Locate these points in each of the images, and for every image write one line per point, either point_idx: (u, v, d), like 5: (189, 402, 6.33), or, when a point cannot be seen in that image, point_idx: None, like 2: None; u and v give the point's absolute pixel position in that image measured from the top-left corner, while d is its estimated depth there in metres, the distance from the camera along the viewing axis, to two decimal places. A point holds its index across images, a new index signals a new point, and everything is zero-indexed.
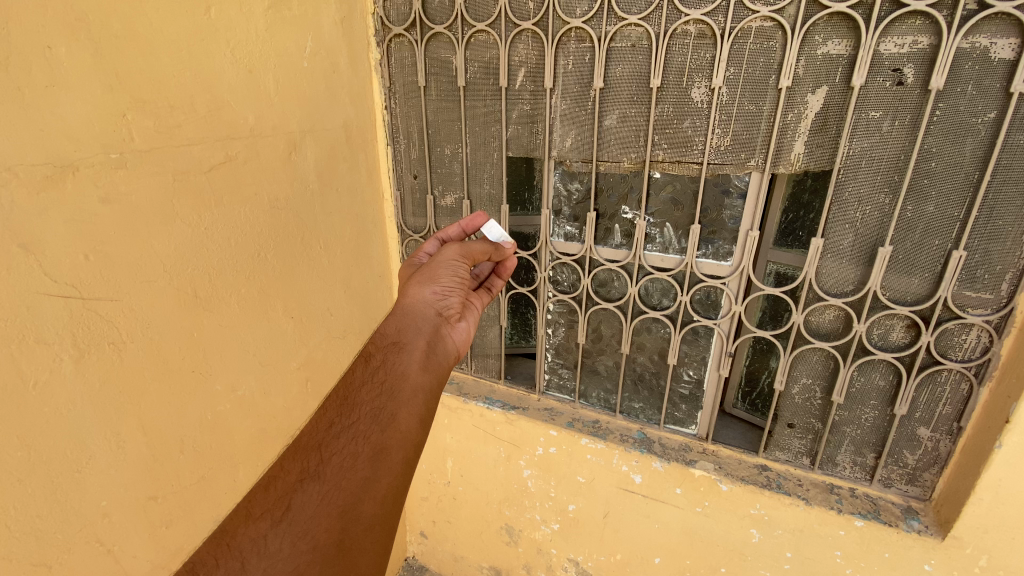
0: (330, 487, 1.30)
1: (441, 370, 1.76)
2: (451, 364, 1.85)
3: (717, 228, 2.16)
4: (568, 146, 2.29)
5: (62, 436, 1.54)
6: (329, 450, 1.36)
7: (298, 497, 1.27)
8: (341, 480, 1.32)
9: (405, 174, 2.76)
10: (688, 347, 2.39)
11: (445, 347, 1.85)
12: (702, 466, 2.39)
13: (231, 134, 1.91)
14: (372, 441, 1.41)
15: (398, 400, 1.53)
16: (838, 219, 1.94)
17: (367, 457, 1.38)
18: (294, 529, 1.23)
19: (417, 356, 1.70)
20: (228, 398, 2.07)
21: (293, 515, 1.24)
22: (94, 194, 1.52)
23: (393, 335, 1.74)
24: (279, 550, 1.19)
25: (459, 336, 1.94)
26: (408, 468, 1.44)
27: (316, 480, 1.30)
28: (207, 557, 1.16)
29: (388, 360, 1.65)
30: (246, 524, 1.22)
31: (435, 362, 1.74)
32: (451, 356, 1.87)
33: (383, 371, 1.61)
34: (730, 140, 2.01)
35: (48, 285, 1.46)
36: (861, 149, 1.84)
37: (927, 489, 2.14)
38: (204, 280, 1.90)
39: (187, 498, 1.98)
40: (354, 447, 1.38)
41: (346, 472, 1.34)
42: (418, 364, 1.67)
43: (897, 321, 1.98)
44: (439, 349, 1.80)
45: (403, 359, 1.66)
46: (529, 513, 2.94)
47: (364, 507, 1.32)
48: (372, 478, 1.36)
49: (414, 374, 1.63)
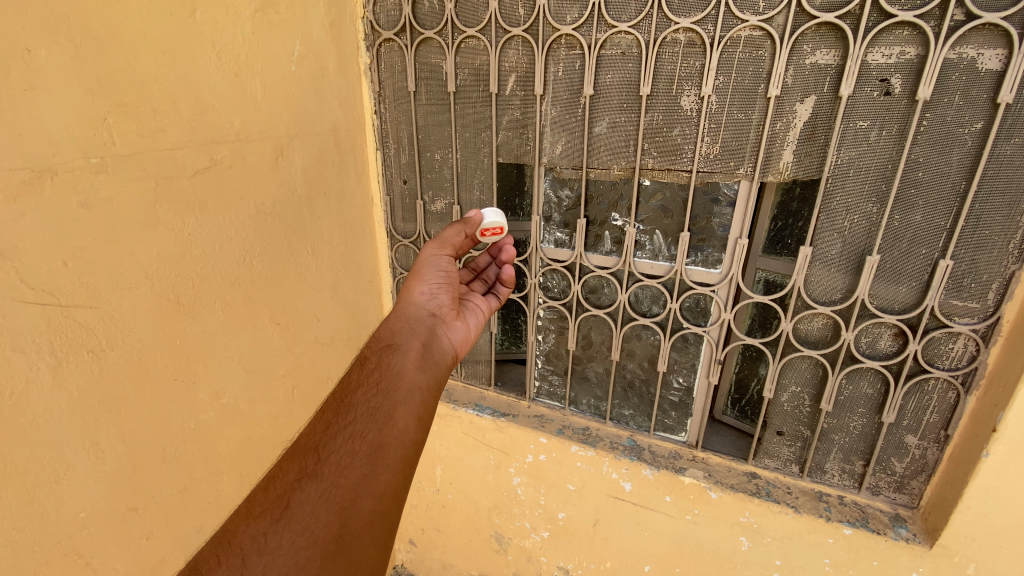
0: (327, 485, 1.26)
1: (439, 369, 1.74)
2: (450, 363, 1.84)
3: (707, 236, 2.16)
4: (559, 153, 2.28)
5: (37, 447, 1.50)
6: (327, 449, 1.34)
7: (297, 495, 1.23)
8: (339, 477, 1.28)
9: (395, 179, 2.74)
10: (677, 354, 2.38)
11: (441, 346, 1.85)
12: (692, 473, 2.38)
13: (216, 138, 1.88)
14: (369, 440, 1.37)
15: (395, 398, 1.50)
16: (826, 227, 1.95)
17: (365, 455, 1.34)
18: (294, 526, 1.19)
19: (412, 356, 1.69)
20: (213, 406, 2.04)
21: (292, 513, 1.21)
22: (73, 199, 1.50)
23: (387, 337, 1.76)
24: (278, 546, 1.15)
25: (455, 336, 1.95)
26: (407, 466, 1.40)
27: (314, 479, 1.27)
28: (209, 554, 1.13)
29: (383, 361, 1.64)
30: (247, 522, 1.20)
31: (431, 361, 1.73)
32: (449, 355, 1.86)
33: (379, 371, 1.59)
34: (719, 148, 2.01)
35: (25, 293, 1.43)
36: (849, 158, 1.84)
37: (915, 496, 2.15)
38: (188, 286, 1.87)
39: (170, 507, 1.94)
40: (352, 445, 1.35)
41: (344, 469, 1.30)
42: (413, 364, 1.66)
43: (884, 330, 1.98)
44: (435, 349, 1.81)
45: (398, 361, 1.65)
46: (518, 520, 2.92)
47: (364, 503, 1.27)
48: (371, 474, 1.31)
49: (410, 373, 1.62)
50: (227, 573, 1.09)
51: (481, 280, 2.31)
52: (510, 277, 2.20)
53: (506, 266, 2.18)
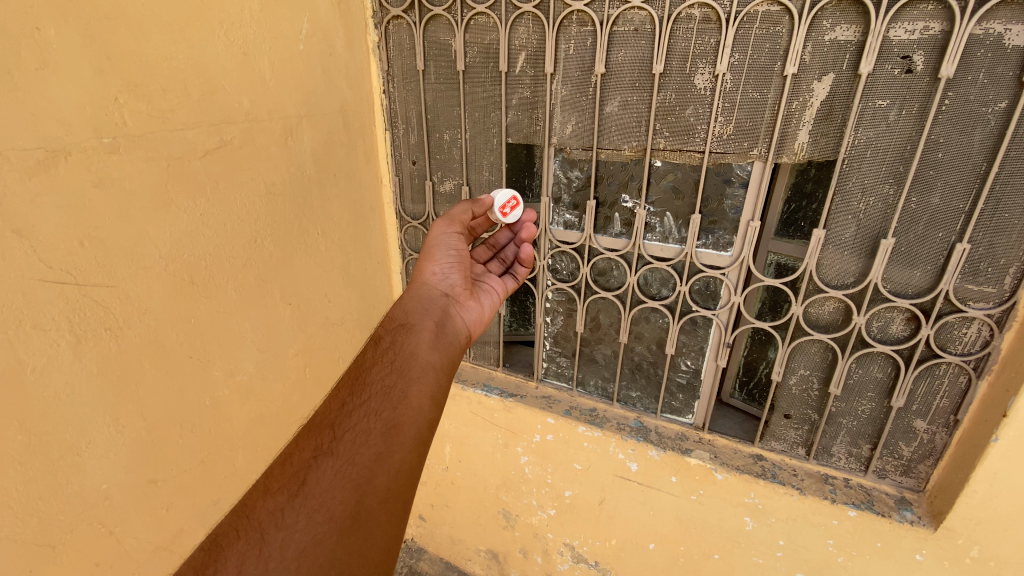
0: (343, 462, 1.29)
1: (452, 348, 1.76)
2: (463, 343, 1.85)
3: (718, 218, 2.13)
4: (569, 133, 2.25)
5: (59, 421, 1.55)
6: (342, 428, 1.37)
7: (313, 472, 1.26)
8: (354, 455, 1.31)
9: (404, 160, 2.73)
10: (686, 337, 2.37)
11: (454, 325, 1.87)
12: (698, 455, 2.40)
13: (226, 118, 1.88)
14: (383, 419, 1.40)
15: (408, 378, 1.53)
16: (841, 209, 1.92)
17: (379, 432, 1.36)
18: (310, 502, 1.22)
19: (425, 336, 1.71)
20: (227, 383, 2.09)
21: (309, 489, 1.24)
22: (87, 179, 1.51)
23: (400, 317, 1.78)
24: (296, 521, 1.18)
25: (468, 316, 1.96)
26: (423, 445, 1.42)
27: (330, 456, 1.30)
28: (228, 528, 1.18)
29: (397, 341, 1.66)
30: (265, 497, 1.23)
31: (444, 340, 1.75)
32: (462, 334, 1.87)
33: (393, 351, 1.62)
34: (733, 129, 1.97)
35: (44, 272, 1.46)
36: (867, 139, 1.80)
37: (922, 480, 2.15)
38: (200, 266, 1.90)
39: (189, 481, 2.00)
40: (366, 424, 1.37)
41: (359, 447, 1.32)
42: (427, 344, 1.68)
43: (897, 314, 1.96)
44: (449, 328, 1.82)
45: (412, 339, 1.67)
46: (525, 498, 2.98)
47: (379, 480, 1.29)
48: (386, 452, 1.34)
49: (423, 353, 1.64)
50: (247, 547, 1.14)
51: (498, 260, 2.32)
52: (528, 255, 2.22)
53: (526, 244, 2.22)
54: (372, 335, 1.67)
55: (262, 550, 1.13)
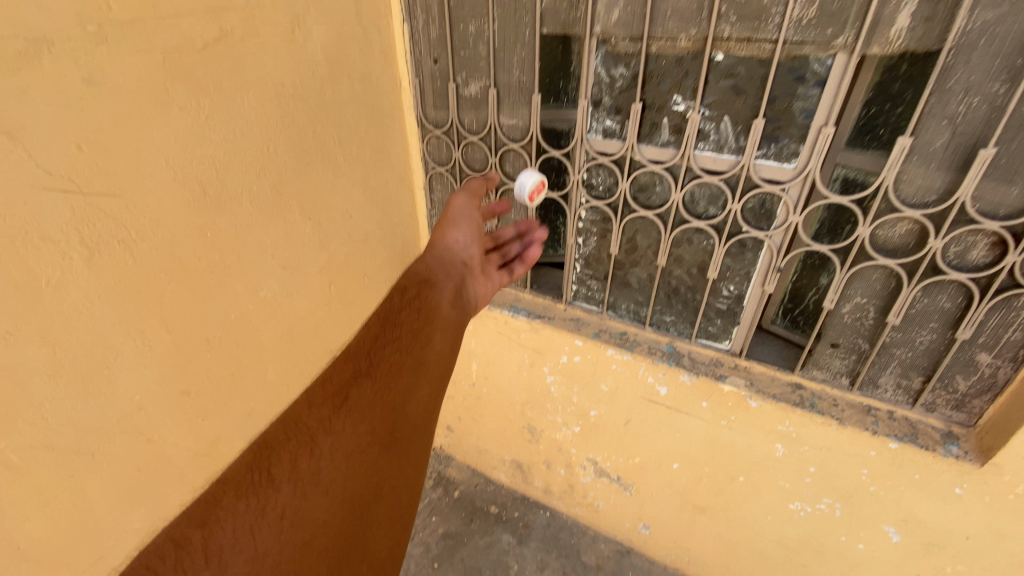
0: (379, 385, 1.50)
1: (466, 311, 1.96)
2: (472, 313, 2.01)
3: (784, 123, 1.84)
4: (615, 20, 1.95)
5: (83, 334, 1.53)
6: (376, 355, 1.58)
7: (355, 390, 1.46)
8: (390, 380, 1.53)
9: (425, 58, 2.44)
10: (731, 261, 2.19)
11: (467, 295, 2.01)
12: (733, 381, 2.32)
13: (222, 3, 1.65)
14: (411, 358, 1.62)
15: (433, 323, 1.79)
16: (935, 113, 1.62)
17: (410, 367, 1.60)
18: (354, 415, 1.41)
19: (446, 291, 1.92)
20: (252, 300, 2.05)
21: (350, 405, 1.43)
22: (74, 74, 1.35)
23: (423, 272, 1.95)
24: (341, 430, 1.38)
25: (478, 289, 2.09)
26: (442, 384, 1.66)
27: (368, 379, 1.51)
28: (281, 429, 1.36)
29: (421, 292, 1.87)
30: (309, 410, 1.40)
31: (461, 300, 1.95)
32: (472, 304, 2.02)
33: (419, 299, 1.84)
34: (816, 11, 1.64)
35: (42, 179, 1.35)
36: (984, 21, 1.46)
37: (974, 415, 2.02)
38: (211, 176, 1.77)
39: (221, 393, 2.03)
40: (399, 357, 1.60)
41: (392, 378, 1.54)
42: (447, 299, 1.90)
43: (981, 238, 1.71)
44: (463, 296, 1.98)
45: (435, 293, 1.88)
46: (550, 415, 3.01)
47: (409, 407, 1.52)
48: (415, 384, 1.57)
49: (445, 306, 1.87)
50: (299, 447, 1.32)
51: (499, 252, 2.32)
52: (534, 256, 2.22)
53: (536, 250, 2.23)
54: (398, 283, 1.83)
55: (314, 449, 1.33)
